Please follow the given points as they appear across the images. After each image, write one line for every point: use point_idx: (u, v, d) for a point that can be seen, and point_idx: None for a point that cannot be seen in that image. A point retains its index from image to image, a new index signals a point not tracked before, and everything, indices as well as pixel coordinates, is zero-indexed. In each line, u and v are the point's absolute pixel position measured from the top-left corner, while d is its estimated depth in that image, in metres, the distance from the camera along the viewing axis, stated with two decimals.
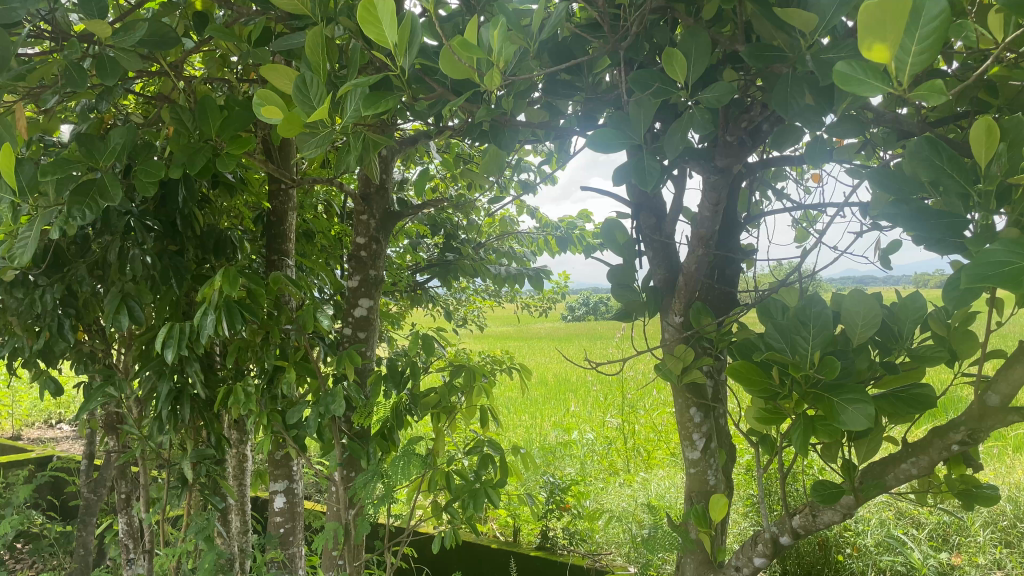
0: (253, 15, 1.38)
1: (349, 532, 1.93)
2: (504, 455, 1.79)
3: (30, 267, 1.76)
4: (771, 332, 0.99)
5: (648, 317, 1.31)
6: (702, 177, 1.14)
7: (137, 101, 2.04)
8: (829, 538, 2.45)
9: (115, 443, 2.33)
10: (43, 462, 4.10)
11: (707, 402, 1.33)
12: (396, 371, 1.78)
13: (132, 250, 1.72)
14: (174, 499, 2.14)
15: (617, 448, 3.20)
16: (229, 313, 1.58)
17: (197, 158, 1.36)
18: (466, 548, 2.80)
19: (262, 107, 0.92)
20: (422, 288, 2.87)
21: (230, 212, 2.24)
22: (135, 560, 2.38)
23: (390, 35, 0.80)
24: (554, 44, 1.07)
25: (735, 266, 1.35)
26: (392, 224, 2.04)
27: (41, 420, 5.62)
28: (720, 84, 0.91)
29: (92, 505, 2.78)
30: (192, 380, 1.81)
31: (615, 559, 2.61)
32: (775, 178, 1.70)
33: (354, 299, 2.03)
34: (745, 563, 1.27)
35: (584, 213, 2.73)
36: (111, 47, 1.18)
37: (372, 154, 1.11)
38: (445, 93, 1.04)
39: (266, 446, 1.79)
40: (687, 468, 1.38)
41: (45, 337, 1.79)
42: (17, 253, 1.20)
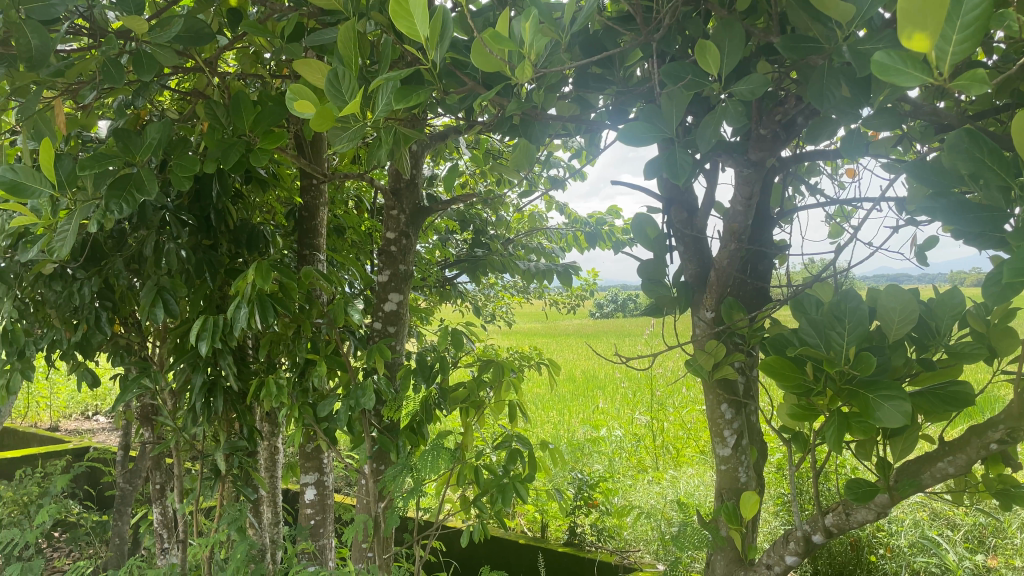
0: (286, 10, 1.39)
1: (378, 525, 1.94)
2: (533, 450, 1.78)
3: (68, 261, 1.79)
4: (805, 327, 0.98)
5: (679, 313, 1.30)
6: (735, 171, 1.14)
7: (172, 97, 2.07)
8: (862, 538, 2.43)
9: (150, 434, 2.37)
10: (80, 453, 4.19)
11: (738, 398, 1.32)
12: (426, 365, 1.79)
13: (168, 244, 1.75)
14: (207, 490, 2.17)
15: (646, 445, 3.18)
16: (262, 307, 1.60)
17: (232, 152, 1.37)
18: (494, 543, 2.81)
19: (295, 101, 0.93)
20: (452, 283, 2.88)
21: (262, 207, 2.27)
22: (169, 549, 2.42)
23: (421, 28, 0.80)
24: (586, 37, 1.06)
25: (768, 262, 1.33)
26: (422, 219, 2.05)
27: (78, 412, 5.73)
28: (755, 77, 0.90)
29: (128, 494, 2.84)
30: (225, 373, 1.83)
31: (643, 556, 2.61)
32: (809, 174, 1.68)
33: (384, 294, 2.04)
34: (777, 561, 1.26)
35: (614, 209, 2.71)
36: (148, 43, 1.20)
37: (402, 149, 1.12)
38: (477, 87, 1.05)
39: (297, 438, 1.81)
40: (718, 465, 1.37)
41: (83, 329, 1.83)
42: (56, 247, 1.23)
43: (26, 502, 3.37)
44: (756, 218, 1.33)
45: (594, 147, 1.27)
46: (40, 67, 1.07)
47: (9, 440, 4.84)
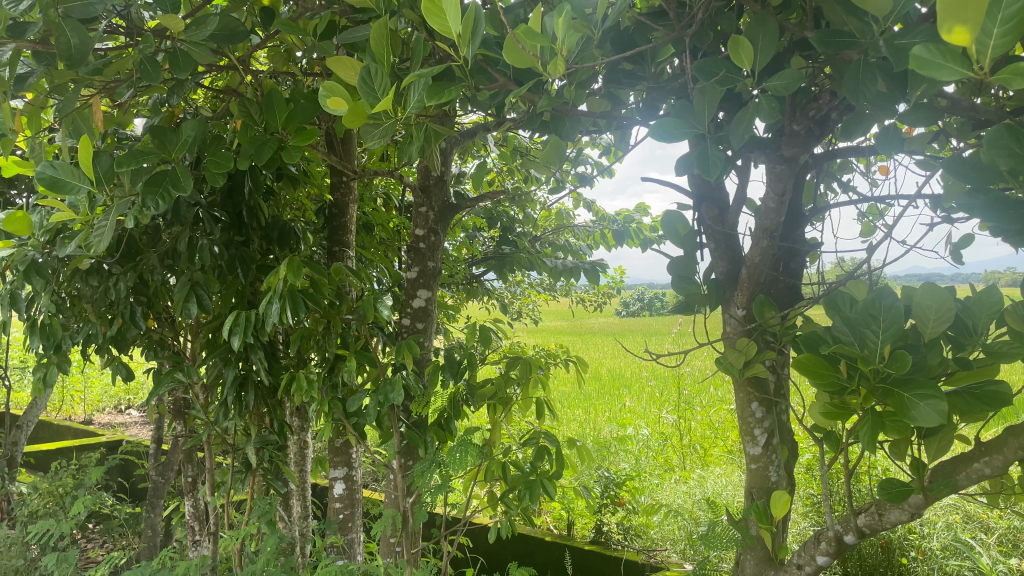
0: (319, 9, 1.40)
1: (407, 520, 1.95)
2: (560, 447, 1.78)
3: (104, 256, 1.82)
4: (838, 325, 0.98)
5: (709, 310, 1.30)
6: (768, 168, 1.13)
7: (206, 95, 2.10)
8: (893, 540, 2.40)
9: (183, 428, 2.40)
10: (113, 447, 4.26)
11: (769, 397, 1.31)
12: (454, 361, 1.80)
13: (201, 240, 1.77)
14: (238, 483, 2.20)
15: (673, 444, 3.18)
16: (293, 302, 1.62)
17: (265, 149, 1.39)
18: (521, 539, 2.82)
19: (328, 99, 0.95)
20: (479, 281, 2.89)
21: (293, 204, 2.29)
22: (200, 541, 2.45)
23: (453, 25, 0.80)
24: (617, 32, 1.06)
25: (799, 259, 1.32)
26: (450, 216, 2.05)
27: (111, 406, 5.83)
28: (788, 72, 0.89)
29: (160, 487, 2.88)
30: (256, 368, 1.85)
31: (670, 555, 2.60)
32: (841, 171, 1.66)
33: (413, 290, 2.05)
34: (808, 561, 1.25)
35: (642, 206, 2.70)
36: (183, 41, 1.23)
37: (432, 145, 1.12)
38: (508, 83, 1.05)
39: (326, 433, 1.83)
40: (749, 464, 1.37)
41: (119, 323, 1.86)
42: (94, 243, 1.25)
43: (60, 494, 3.43)
44: (788, 215, 1.32)
45: (624, 143, 1.27)
46: (78, 64, 1.09)
47: (43, 432, 4.93)
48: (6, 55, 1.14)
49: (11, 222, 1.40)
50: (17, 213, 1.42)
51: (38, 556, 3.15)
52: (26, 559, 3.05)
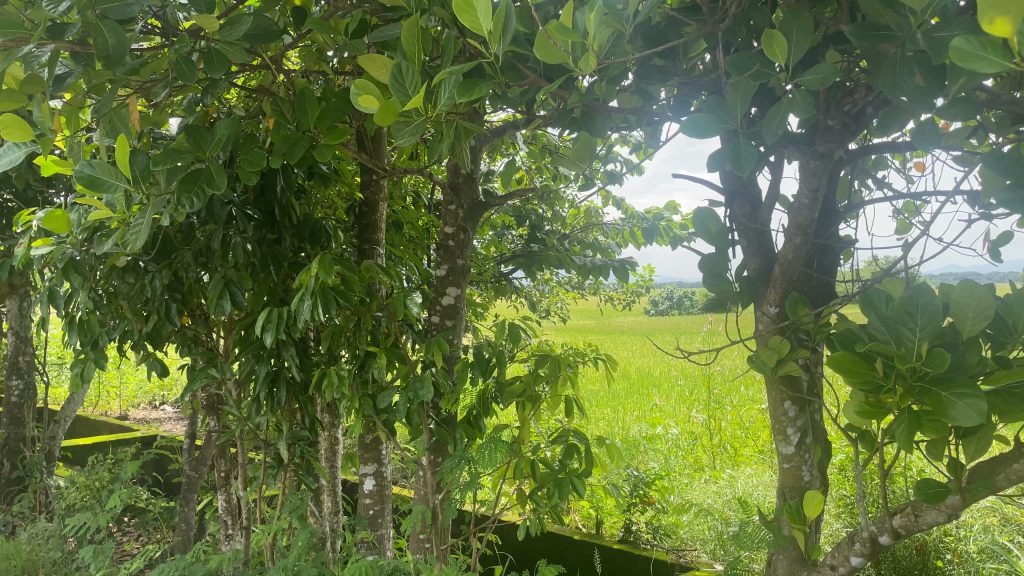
0: (351, 7, 1.41)
1: (436, 516, 1.96)
2: (589, 445, 1.78)
3: (140, 254, 1.86)
4: (874, 323, 0.97)
5: (741, 308, 1.29)
6: (802, 164, 1.12)
7: (239, 94, 2.13)
8: (928, 543, 2.36)
9: (216, 423, 2.44)
10: (148, 441, 4.33)
11: (802, 396, 1.30)
12: (483, 359, 1.80)
13: (234, 238, 1.80)
14: (270, 479, 2.23)
15: (702, 444, 3.18)
16: (324, 299, 1.63)
17: (297, 148, 1.41)
18: (550, 537, 2.82)
19: (359, 96, 0.96)
20: (507, 279, 2.89)
21: (324, 203, 2.31)
22: (233, 535, 2.48)
23: (485, 22, 0.81)
24: (648, 28, 1.06)
25: (833, 257, 1.31)
26: (479, 214, 2.06)
27: (146, 402, 5.93)
28: (823, 66, 0.88)
29: (194, 482, 2.93)
30: (288, 364, 1.87)
31: (700, 555, 2.59)
32: (876, 167, 1.64)
33: (442, 288, 2.06)
34: (841, 562, 1.24)
35: (672, 204, 2.68)
36: (217, 41, 1.25)
37: (463, 143, 1.13)
38: (538, 80, 1.05)
39: (357, 429, 1.84)
40: (781, 463, 1.35)
41: (154, 320, 1.89)
42: (131, 240, 1.28)
43: (97, 488, 3.49)
44: (822, 212, 1.30)
45: (654, 140, 1.26)
46: (116, 64, 1.11)
47: (80, 427, 5.02)
48: (45, 56, 1.16)
49: (50, 221, 1.44)
50: (55, 211, 1.46)
51: (75, 548, 3.21)
52: (63, 551, 3.11)
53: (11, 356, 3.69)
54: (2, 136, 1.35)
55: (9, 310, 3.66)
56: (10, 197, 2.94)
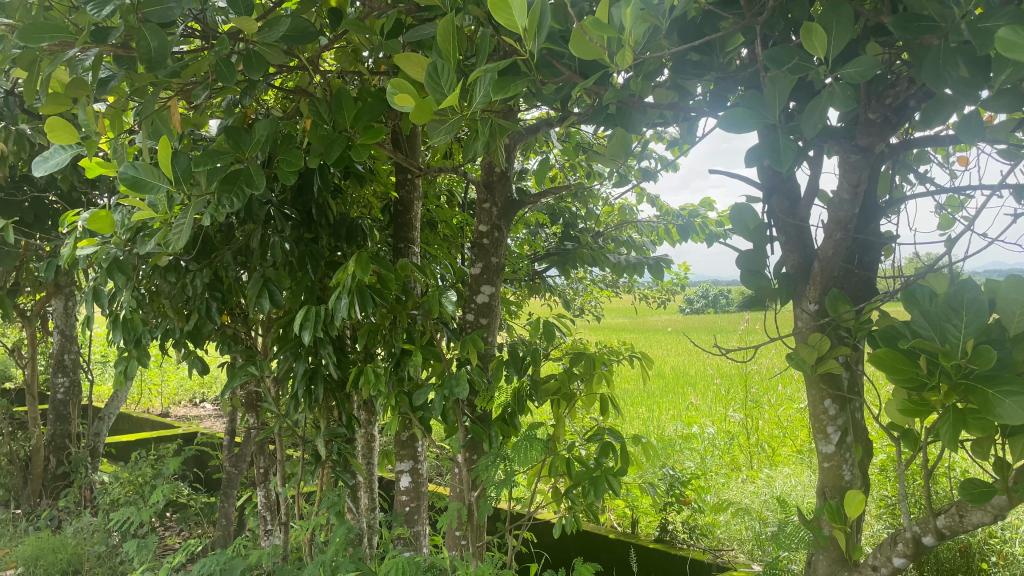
0: (386, 7, 1.42)
1: (472, 513, 1.97)
2: (625, 444, 1.77)
3: (182, 254, 1.89)
4: (918, 320, 0.96)
5: (780, 304, 1.27)
6: (842, 159, 1.11)
7: (276, 95, 2.16)
8: (972, 545, 2.31)
9: (256, 420, 2.48)
10: (189, 438, 4.39)
11: (843, 394, 1.28)
12: (518, 357, 1.81)
13: (273, 237, 1.82)
14: (308, 475, 2.25)
15: (739, 443, 3.09)
16: (361, 298, 1.65)
17: (334, 148, 1.43)
18: (585, 536, 2.82)
19: (395, 95, 0.97)
20: (541, 277, 2.88)
21: (359, 202, 2.33)
22: (272, 531, 2.52)
23: (520, 19, 0.82)
24: (684, 22, 1.05)
25: (874, 252, 1.28)
26: (513, 212, 2.06)
27: (187, 399, 6.04)
28: (864, 59, 0.87)
29: (233, 478, 2.97)
30: (326, 362, 1.90)
31: (737, 555, 2.56)
32: (918, 162, 1.61)
33: (476, 286, 2.06)
34: (883, 563, 1.22)
35: (707, 200, 2.65)
36: (256, 43, 1.27)
37: (497, 141, 1.13)
38: (573, 77, 1.06)
39: (393, 426, 1.86)
40: (821, 462, 1.33)
41: (195, 318, 1.93)
42: (173, 240, 1.32)
43: (140, 483, 3.55)
44: (863, 207, 1.28)
45: (689, 136, 1.26)
46: (158, 67, 1.14)
47: (123, 423, 5.12)
48: (90, 60, 1.19)
49: (94, 221, 1.49)
50: (100, 212, 1.50)
51: (119, 542, 3.28)
52: (108, 546, 3.17)
53: (57, 354, 3.78)
54: (50, 138, 1.39)
55: (55, 309, 3.75)
56: (56, 198, 3.02)
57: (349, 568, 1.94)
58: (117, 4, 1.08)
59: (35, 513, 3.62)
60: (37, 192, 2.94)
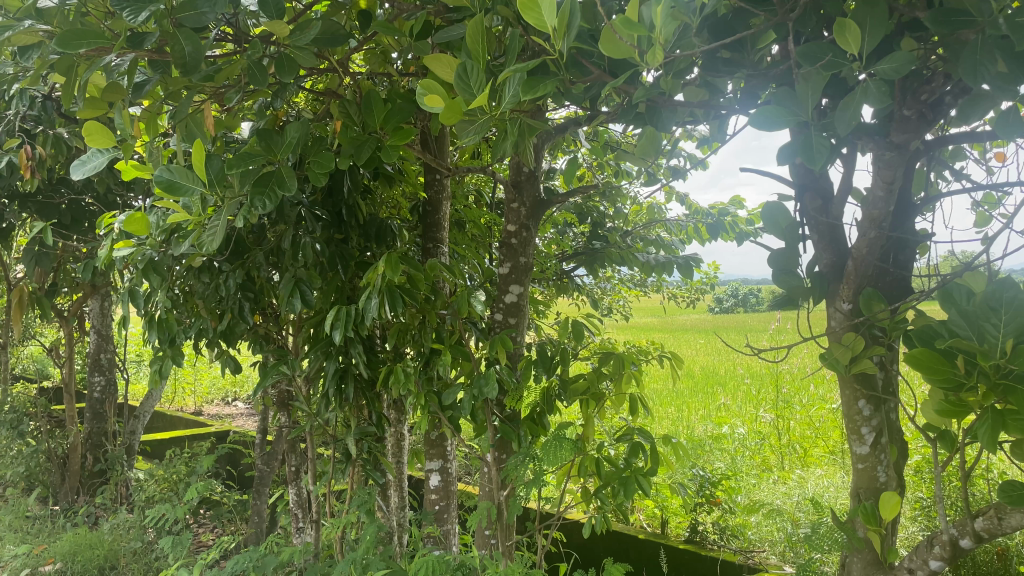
0: (415, 9, 1.43)
1: (501, 512, 1.97)
2: (655, 444, 1.76)
3: (215, 254, 1.92)
4: (955, 318, 0.95)
5: (813, 303, 1.26)
6: (876, 156, 1.09)
7: (307, 97, 2.18)
8: (1011, 548, 2.26)
9: (287, 419, 2.51)
10: (222, 436, 4.45)
11: (877, 394, 1.27)
12: (547, 356, 1.81)
13: (304, 238, 1.84)
14: (340, 473, 2.27)
15: (770, 444, 3.04)
16: (390, 298, 1.66)
17: (364, 149, 1.44)
18: (614, 536, 2.81)
19: (425, 96, 0.98)
20: (570, 276, 2.87)
21: (389, 203, 2.35)
22: (303, 528, 2.55)
23: (549, 19, 0.82)
24: (715, 19, 1.04)
25: (909, 251, 1.26)
26: (542, 211, 2.06)
27: (219, 398, 6.12)
28: (899, 55, 0.86)
29: (265, 476, 3.01)
30: (356, 361, 1.91)
31: (769, 557, 2.53)
32: (954, 158, 1.58)
33: (505, 286, 2.06)
34: (920, 566, 1.20)
35: (737, 199, 2.63)
36: (288, 46, 1.28)
37: (526, 141, 1.13)
38: (602, 76, 1.06)
39: (422, 425, 1.87)
40: (855, 463, 1.32)
41: (228, 318, 1.95)
42: (207, 241, 1.34)
43: (174, 480, 3.61)
44: (897, 206, 1.26)
45: (719, 134, 1.25)
46: (192, 71, 1.16)
47: (158, 422, 5.20)
48: (124, 65, 1.21)
49: (130, 223, 1.52)
50: (136, 214, 1.53)
51: (154, 538, 3.33)
52: (143, 542, 3.22)
53: (94, 353, 3.87)
54: (87, 142, 1.42)
55: (92, 309, 3.85)
56: (92, 201, 3.07)
57: (379, 566, 1.95)
58: (152, 11, 1.10)
59: (73, 510, 3.69)
60: (74, 194, 3.00)
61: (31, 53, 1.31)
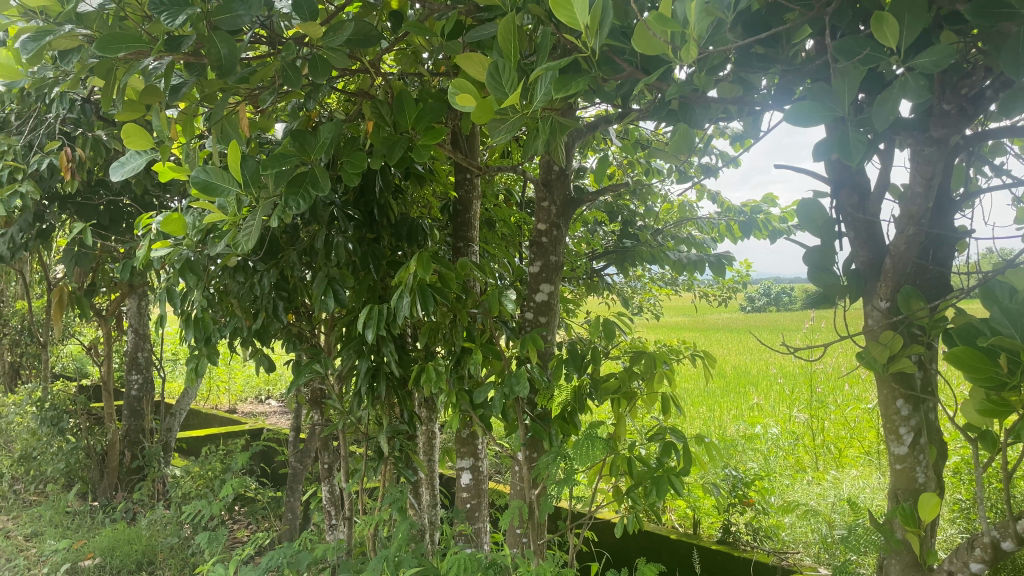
0: (447, 9, 1.44)
1: (533, 511, 1.97)
2: (688, 444, 1.74)
3: (250, 254, 1.95)
4: (997, 317, 0.93)
5: (850, 302, 1.24)
6: (915, 152, 1.08)
7: (339, 98, 2.20)
8: None
9: (320, 417, 2.53)
10: (256, 434, 4.50)
11: (916, 394, 1.24)
12: (578, 355, 1.82)
13: (337, 238, 1.86)
14: (372, 471, 2.29)
15: (804, 444, 3.03)
16: (422, 297, 1.67)
17: (396, 148, 1.45)
18: (646, 536, 2.80)
19: (457, 96, 0.99)
20: (600, 275, 2.86)
21: (420, 203, 2.37)
22: (336, 525, 2.57)
23: (582, 16, 0.82)
24: (749, 15, 1.03)
25: (949, 248, 1.24)
26: (573, 209, 2.06)
27: (253, 396, 6.19)
28: (938, 47, 0.84)
29: (299, 473, 3.04)
30: (388, 360, 1.93)
31: (803, 559, 2.50)
32: (993, 154, 1.55)
33: (535, 284, 2.06)
34: (960, 568, 1.18)
35: (770, 197, 2.60)
36: (321, 47, 1.29)
37: (558, 140, 1.13)
38: (635, 73, 1.05)
39: (454, 424, 1.88)
40: (893, 464, 1.30)
41: (262, 317, 1.98)
42: (242, 240, 1.36)
43: (210, 477, 3.64)
44: (936, 202, 1.24)
45: (753, 130, 1.24)
46: (228, 73, 1.18)
47: (193, 419, 5.28)
48: (162, 68, 1.23)
49: (168, 223, 1.54)
50: (173, 214, 1.55)
51: (190, 534, 3.37)
52: (180, 537, 3.26)
53: (131, 352, 3.96)
54: (126, 144, 1.45)
55: (129, 308, 3.94)
56: (130, 202, 3.12)
57: (412, 563, 1.96)
58: (188, 14, 1.12)
59: (111, 505, 3.76)
60: (112, 196, 3.06)
61: (71, 57, 1.34)
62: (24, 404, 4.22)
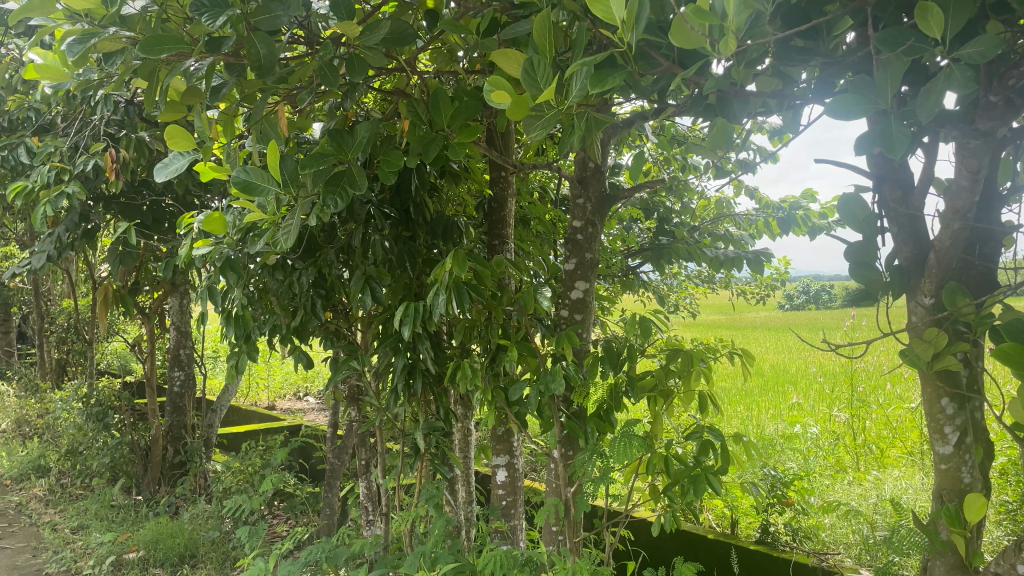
0: (482, 7, 1.44)
1: (568, 509, 1.97)
2: (726, 442, 1.72)
3: (288, 252, 1.98)
4: None
5: (892, 298, 1.22)
6: (961, 145, 1.06)
7: (376, 98, 2.22)
8: None
9: (358, 414, 2.56)
10: (294, 430, 4.56)
11: (961, 392, 1.21)
12: (614, 352, 1.81)
13: (373, 236, 1.88)
14: (409, 467, 2.30)
15: (845, 444, 2.99)
16: (457, 294, 1.67)
17: (432, 147, 1.46)
18: (682, 535, 2.78)
19: (492, 93, 0.99)
20: (635, 272, 2.84)
21: (455, 201, 2.38)
22: (374, 521, 2.59)
23: (617, 11, 0.82)
24: (787, 8, 1.02)
25: (995, 243, 1.21)
26: (608, 206, 2.05)
27: (292, 393, 6.27)
28: (985, 37, 0.83)
29: (336, 469, 3.07)
30: (424, 357, 1.94)
31: (844, 560, 2.46)
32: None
33: (571, 282, 2.05)
34: (1007, 570, 1.15)
35: (810, 192, 2.56)
36: (358, 47, 1.31)
37: (594, 135, 1.13)
38: (671, 68, 1.05)
39: (489, 420, 1.89)
40: (937, 464, 1.27)
41: (301, 315, 2.01)
42: (281, 238, 1.38)
43: (250, 472, 3.69)
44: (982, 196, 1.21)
45: (792, 125, 1.23)
46: (267, 73, 1.19)
47: (233, 416, 5.37)
48: (203, 69, 1.25)
49: (209, 222, 1.57)
50: (214, 213, 1.58)
51: (231, 529, 3.43)
52: (221, 531, 3.32)
53: (174, 349, 4.05)
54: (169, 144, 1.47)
55: (171, 306, 4.01)
56: (172, 202, 3.18)
57: (448, 559, 1.97)
58: (228, 16, 1.15)
59: (155, 500, 3.84)
60: (155, 196, 3.13)
61: (115, 59, 1.37)
62: (70, 400, 4.34)
